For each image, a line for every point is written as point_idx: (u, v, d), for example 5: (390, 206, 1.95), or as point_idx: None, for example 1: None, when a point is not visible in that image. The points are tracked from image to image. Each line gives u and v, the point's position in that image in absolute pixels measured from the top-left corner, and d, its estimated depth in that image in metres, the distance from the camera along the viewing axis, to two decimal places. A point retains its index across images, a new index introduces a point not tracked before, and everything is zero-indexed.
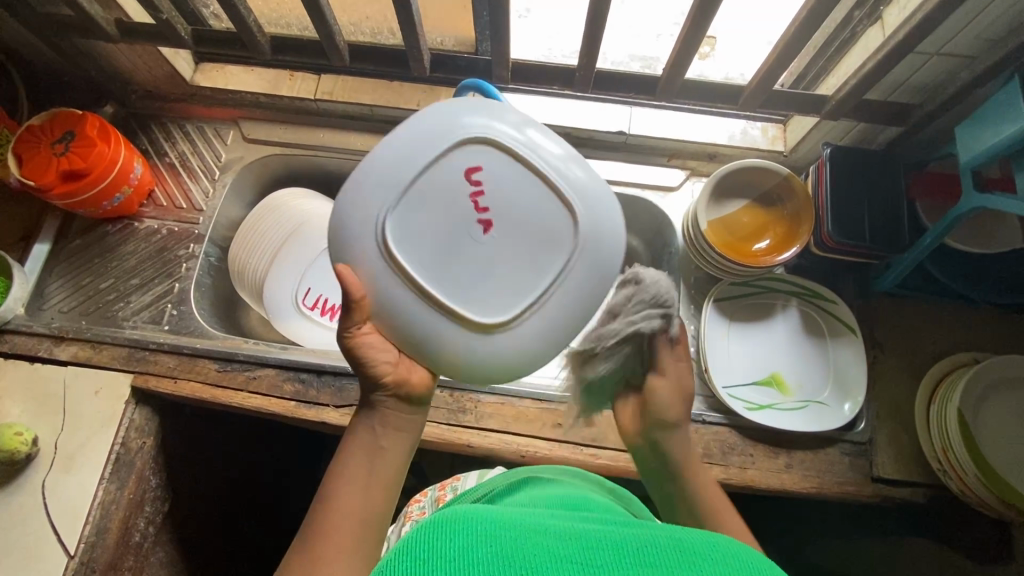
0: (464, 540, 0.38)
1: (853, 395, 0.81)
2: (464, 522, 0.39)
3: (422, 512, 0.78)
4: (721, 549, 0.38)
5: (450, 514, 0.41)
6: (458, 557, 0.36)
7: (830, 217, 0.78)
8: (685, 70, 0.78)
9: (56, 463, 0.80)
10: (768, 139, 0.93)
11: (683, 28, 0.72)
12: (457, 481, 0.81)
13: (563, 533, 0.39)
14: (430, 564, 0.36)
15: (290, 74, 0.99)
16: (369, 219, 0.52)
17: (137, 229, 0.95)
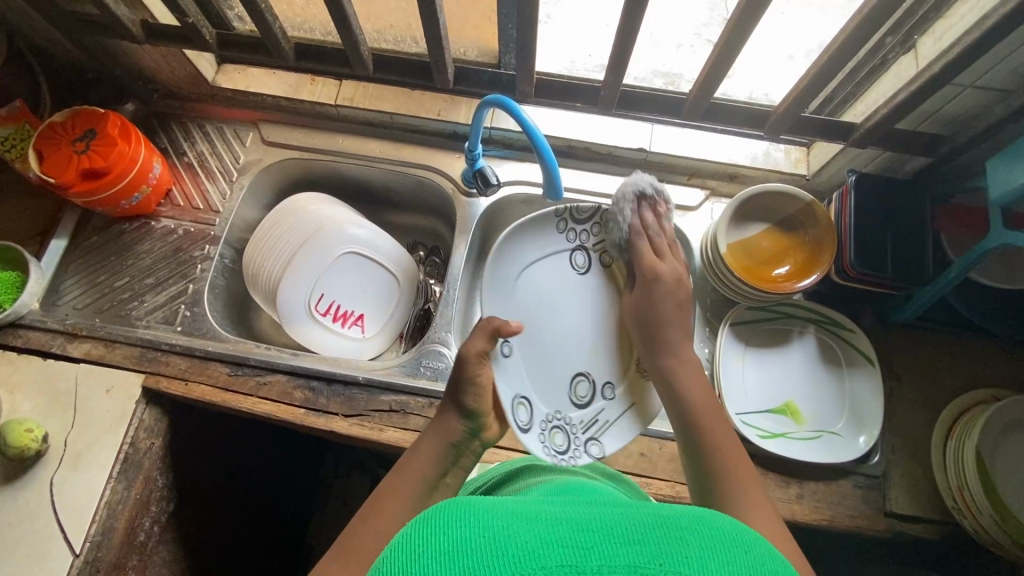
0: (451, 531, 0.35)
1: (869, 427, 0.79)
2: (452, 511, 0.37)
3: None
4: (709, 524, 0.36)
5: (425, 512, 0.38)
6: (445, 549, 0.34)
7: (852, 246, 0.77)
8: (712, 92, 0.77)
9: (65, 461, 0.80)
10: (791, 162, 0.92)
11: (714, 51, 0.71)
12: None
13: (552, 516, 0.37)
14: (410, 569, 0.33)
15: (312, 79, 0.99)
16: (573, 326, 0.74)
17: (154, 228, 0.95)
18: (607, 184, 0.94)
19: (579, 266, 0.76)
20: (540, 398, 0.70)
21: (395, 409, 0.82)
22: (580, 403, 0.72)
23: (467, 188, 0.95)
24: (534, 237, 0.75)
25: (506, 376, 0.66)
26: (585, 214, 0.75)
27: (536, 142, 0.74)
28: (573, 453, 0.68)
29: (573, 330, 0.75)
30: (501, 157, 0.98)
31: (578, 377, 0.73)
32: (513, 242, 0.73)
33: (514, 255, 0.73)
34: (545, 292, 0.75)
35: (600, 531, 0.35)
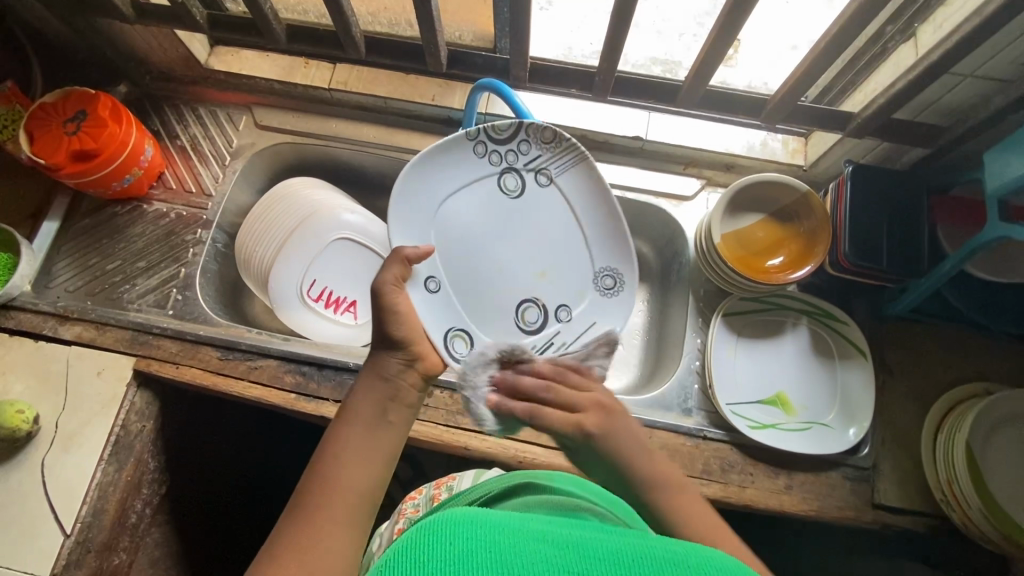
0: (460, 545, 0.38)
1: (860, 419, 0.79)
2: (464, 526, 0.39)
3: (415, 511, 0.77)
4: (707, 559, 0.38)
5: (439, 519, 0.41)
6: (453, 561, 0.37)
7: (848, 237, 0.77)
8: (708, 79, 0.76)
9: (56, 443, 0.80)
10: (788, 152, 0.91)
11: (709, 37, 0.70)
12: (452, 480, 0.79)
13: (556, 537, 0.39)
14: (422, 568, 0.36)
15: (305, 62, 0.97)
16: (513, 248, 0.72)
17: (146, 212, 0.95)
18: (602, 172, 0.93)
19: (511, 189, 0.72)
20: (486, 328, 0.71)
21: None
22: (531, 325, 0.73)
23: None
24: (450, 163, 0.70)
25: (434, 311, 0.67)
26: (505, 133, 0.71)
27: (529, 128, 0.73)
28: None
29: (517, 251, 0.73)
30: None
31: (526, 302, 0.73)
32: (432, 167, 0.69)
33: (424, 191, 0.69)
34: (477, 217, 0.72)
35: (605, 562, 0.37)
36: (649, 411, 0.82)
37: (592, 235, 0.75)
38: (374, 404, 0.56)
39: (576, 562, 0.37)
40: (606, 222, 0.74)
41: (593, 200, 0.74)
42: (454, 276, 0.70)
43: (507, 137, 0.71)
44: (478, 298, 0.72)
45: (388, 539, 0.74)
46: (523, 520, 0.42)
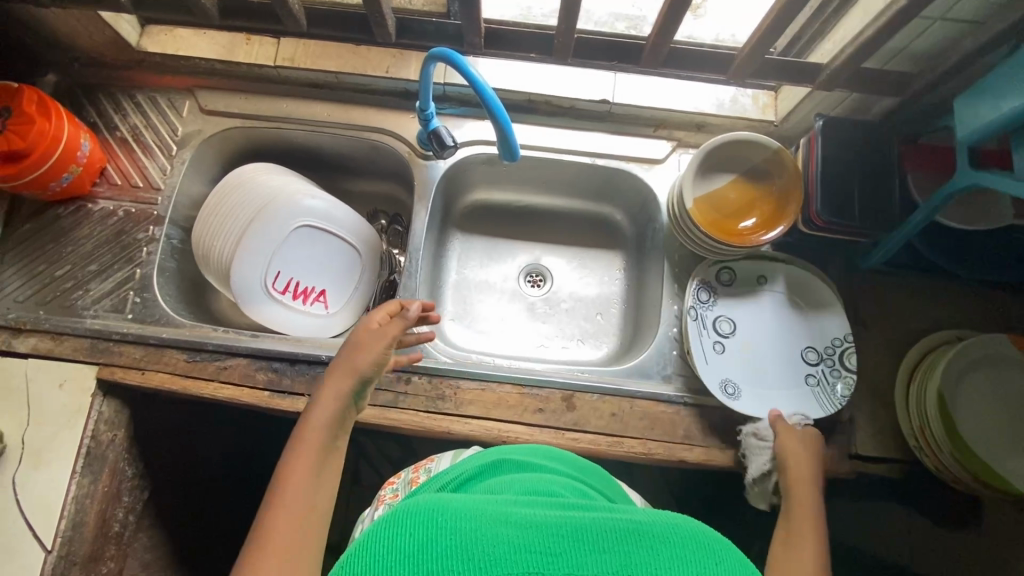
0: (418, 532, 0.38)
1: (840, 378, 0.79)
2: (420, 514, 0.40)
3: (394, 496, 0.77)
4: (673, 529, 0.40)
5: (408, 510, 0.41)
6: (415, 544, 0.38)
7: (820, 195, 0.75)
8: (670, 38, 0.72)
9: (24, 460, 0.78)
10: (759, 107, 0.88)
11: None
12: (429, 463, 0.80)
13: (521, 519, 0.40)
14: (385, 563, 0.37)
15: (246, 38, 0.91)
16: (782, 373, 0.81)
17: (91, 211, 0.89)
18: (572, 140, 0.91)
19: (724, 331, 0.82)
20: (779, 380, 0.81)
21: None
22: (850, 371, 0.79)
23: (423, 151, 0.91)
24: (784, 344, 0.83)
25: (744, 366, 0.81)
26: (726, 326, 0.83)
27: (485, 98, 0.69)
28: (805, 375, 0.81)
29: (783, 374, 0.81)
30: (457, 115, 0.93)
31: (808, 351, 0.82)
32: (807, 320, 0.83)
33: (770, 345, 0.82)
34: (787, 356, 0.82)
35: (566, 536, 0.39)
36: (631, 382, 0.82)
37: (791, 354, 0.82)
38: (329, 404, 0.64)
39: (532, 535, 0.38)
40: (815, 320, 0.83)
41: (794, 336, 0.83)
42: (746, 333, 0.83)
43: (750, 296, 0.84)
44: (768, 353, 0.82)
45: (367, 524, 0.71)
46: (484, 503, 0.43)
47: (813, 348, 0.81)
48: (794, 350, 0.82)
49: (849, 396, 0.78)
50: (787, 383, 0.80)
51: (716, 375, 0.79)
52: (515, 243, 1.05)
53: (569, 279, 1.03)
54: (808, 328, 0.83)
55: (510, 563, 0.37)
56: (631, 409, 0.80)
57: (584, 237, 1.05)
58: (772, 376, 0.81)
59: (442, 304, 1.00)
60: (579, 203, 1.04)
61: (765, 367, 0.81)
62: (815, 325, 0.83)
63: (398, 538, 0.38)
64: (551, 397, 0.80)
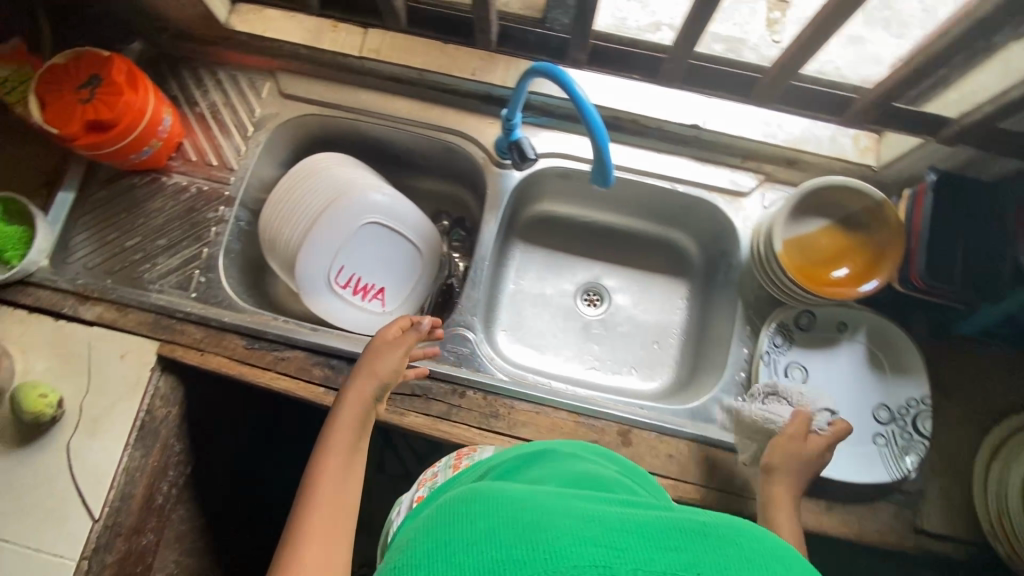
0: (474, 520, 0.35)
1: (916, 447, 0.75)
2: (477, 505, 0.37)
3: (434, 479, 0.68)
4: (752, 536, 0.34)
5: (466, 503, 0.38)
6: (472, 534, 0.35)
7: (923, 254, 0.71)
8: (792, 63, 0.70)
9: (81, 426, 0.79)
10: (858, 150, 0.83)
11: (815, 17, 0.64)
12: (473, 451, 0.72)
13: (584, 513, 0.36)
14: (440, 554, 0.34)
15: (334, 25, 0.89)
16: (849, 430, 0.77)
17: (165, 185, 0.89)
18: (655, 163, 0.87)
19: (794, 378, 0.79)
20: (845, 437, 0.77)
21: (417, 394, 0.79)
22: (923, 436, 0.75)
23: (501, 159, 0.89)
24: (854, 400, 0.78)
25: None
26: (795, 373, 0.79)
27: (586, 114, 0.65)
28: (874, 436, 0.76)
29: (850, 431, 0.77)
30: (537, 124, 0.90)
31: (880, 411, 0.77)
32: (882, 379, 0.79)
33: (840, 400, 0.78)
34: (857, 413, 0.78)
35: (628, 530, 0.34)
36: (691, 423, 0.79)
37: (861, 411, 0.78)
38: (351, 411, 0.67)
39: (595, 528, 0.34)
40: (890, 380, 0.78)
41: (867, 393, 0.78)
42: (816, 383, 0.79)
43: (824, 346, 0.80)
44: (836, 408, 0.78)
45: (408, 508, 0.67)
46: (546, 497, 0.39)
47: (886, 409, 0.77)
48: (865, 408, 0.78)
49: (916, 465, 0.74)
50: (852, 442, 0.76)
51: None
52: (576, 260, 1.02)
53: (629, 302, 1.00)
54: (883, 387, 0.78)
55: (573, 556, 0.31)
56: (688, 452, 0.77)
57: (649, 260, 1.01)
58: (837, 432, 0.77)
59: (497, 315, 0.98)
60: (648, 225, 1.00)
61: (833, 421, 0.77)
62: (890, 385, 0.78)
63: (451, 529, 0.35)
64: (607, 430, 0.77)
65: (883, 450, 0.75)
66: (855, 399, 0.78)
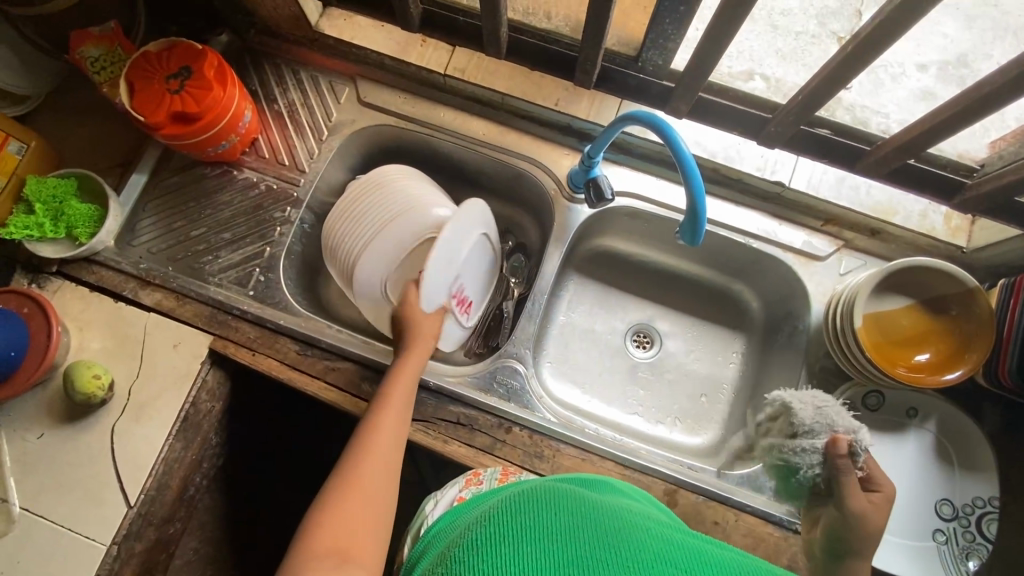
0: (561, 523, 0.44)
1: (979, 550, 0.71)
2: (564, 509, 0.46)
3: (479, 484, 0.67)
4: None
5: (553, 501, 0.47)
6: (559, 529, 0.43)
7: (1016, 353, 0.68)
8: (921, 138, 0.66)
9: (127, 411, 0.79)
10: (949, 228, 0.80)
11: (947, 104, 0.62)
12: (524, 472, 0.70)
13: (652, 538, 0.44)
14: (531, 537, 0.43)
15: (423, 40, 0.89)
16: (911, 524, 0.73)
17: (235, 178, 0.90)
18: (731, 216, 0.84)
19: None
20: (907, 531, 0.73)
21: (463, 423, 0.77)
22: (987, 538, 0.71)
23: (572, 192, 0.87)
24: (917, 491, 0.74)
25: None
26: None
27: (687, 172, 0.63)
28: (936, 533, 0.72)
29: (912, 525, 0.73)
30: (613, 161, 0.88)
31: (943, 505, 0.73)
32: (948, 471, 0.75)
33: (902, 488, 0.74)
34: (919, 503, 0.74)
35: (690, 556, 0.42)
36: (740, 491, 0.76)
37: (925, 503, 0.74)
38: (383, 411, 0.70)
39: (663, 549, 0.42)
40: (955, 474, 0.74)
41: (931, 484, 0.74)
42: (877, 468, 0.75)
43: (887, 430, 0.76)
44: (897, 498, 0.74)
45: (446, 504, 0.66)
46: (617, 515, 0.47)
47: (952, 505, 0.73)
48: (928, 501, 0.74)
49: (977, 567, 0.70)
50: (913, 538, 0.72)
51: None
52: (630, 299, 1.00)
53: (682, 350, 0.97)
54: (947, 480, 0.74)
55: (647, 565, 0.40)
56: (735, 521, 0.74)
57: (706, 309, 0.98)
58: (898, 524, 0.73)
59: (544, 346, 0.96)
60: (710, 274, 0.97)
61: (893, 513, 0.73)
62: (955, 478, 0.74)
63: (543, 519, 0.44)
64: (653, 487, 0.75)
65: (944, 549, 0.72)
66: (918, 492, 0.74)
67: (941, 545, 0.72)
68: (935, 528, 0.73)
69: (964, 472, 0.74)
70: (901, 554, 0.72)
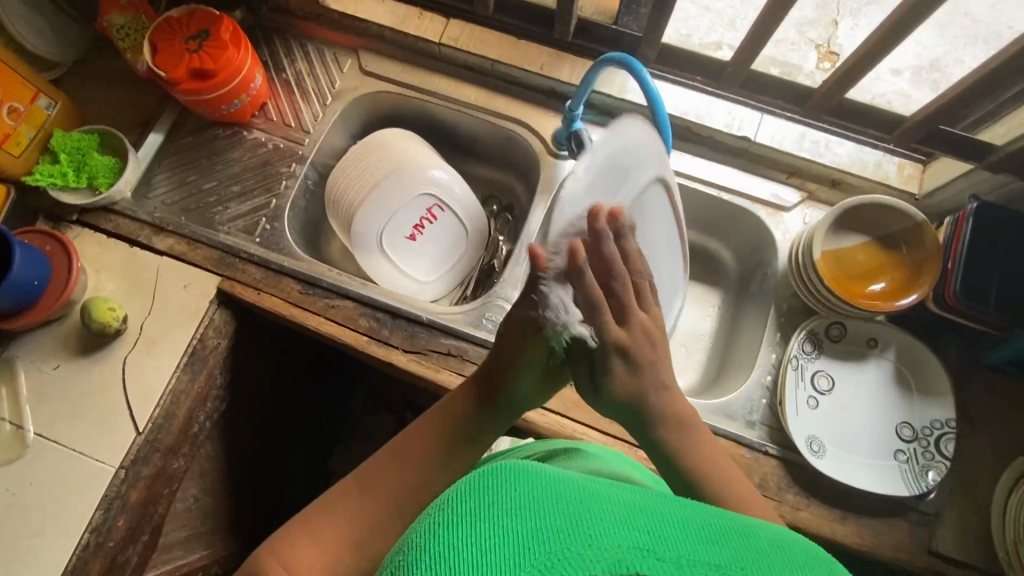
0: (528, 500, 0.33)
1: (938, 465, 0.76)
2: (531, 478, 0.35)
3: None
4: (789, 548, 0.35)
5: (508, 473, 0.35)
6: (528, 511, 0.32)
7: (960, 275, 0.73)
8: (863, 67, 0.73)
9: (139, 345, 0.84)
10: (903, 177, 0.87)
11: (876, 31, 0.69)
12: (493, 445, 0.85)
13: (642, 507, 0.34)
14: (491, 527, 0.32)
15: (420, 14, 0.97)
16: (871, 445, 0.78)
17: (245, 138, 0.97)
18: (703, 169, 0.91)
19: (820, 388, 0.81)
20: (867, 451, 0.78)
21: (454, 354, 0.83)
22: (946, 456, 0.76)
23: (557, 149, 0.94)
24: (877, 415, 0.80)
25: (832, 428, 0.79)
26: (821, 384, 0.81)
27: (654, 109, 0.71)
28: (896, 453, 0.77)
29: (871, 446, 0.78)
30: (596, 122, 0.95)
31: (902, 428, 0.79)
32: (905, 397, 0.80)
33: (862, 413, 0.80)
34: (877, 426, 0.79)
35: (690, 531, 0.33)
36: (713, 416, 0.81)
37: (884, 426, 0.79)
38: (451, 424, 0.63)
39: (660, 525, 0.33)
40: (912, 399, 0.80)
41: (888, 410, 0.80)
42: (838, 394, 0.81)
43: (849, 360, 0.82)
44: (857, 422, 0.80)
45: None
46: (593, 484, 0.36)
47: (910, 427, 0.78)
48: (886, 424, 0.79)
49: (937, 482, 0.74)
50: (873, 457, 0.78)
51: (800, 428, 0.78)
52: None
53: None
54: (905, 405, 0.80)
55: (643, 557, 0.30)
56: (709, 444, 0.79)
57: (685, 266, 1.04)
58: (858, 444, 0.78)
59: None
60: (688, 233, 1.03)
61: (853, 435, 0.79)
62: (912, 404, 0.80)
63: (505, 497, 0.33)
64: None
65: (905, 467, 0.76)
66: (878, 417, 0.80)
67: (902, 464, 0.77)
68: (894, 449, 0.78)
69: (921, 397, 0.80)
70: (864, 472, 0.76)
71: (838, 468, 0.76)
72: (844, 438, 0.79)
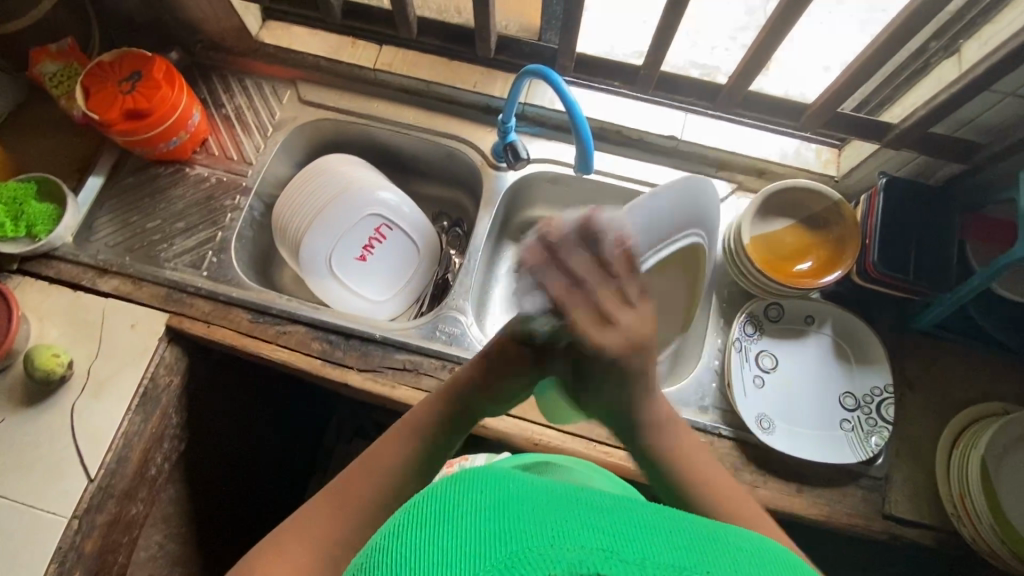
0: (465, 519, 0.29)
1: (881, 430, 0.79)
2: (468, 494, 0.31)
3: None
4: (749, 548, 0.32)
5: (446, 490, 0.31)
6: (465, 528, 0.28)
7: (877, 246, 0.77)
8: (763, 62, 0.78)
9: (87, 389, 0.83)
10: (821, 162, 0.92)
11: (768, 23, 0.74)
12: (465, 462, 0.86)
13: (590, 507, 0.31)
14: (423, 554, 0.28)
15: (353, 42, 1.01)
16: (817, 417, 0.81)
17: (188, 175, 0.97)
18: (637, 169, 0.95)
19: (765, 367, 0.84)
20: (814, 423, 0.81)
21: (408, 368, 0.84)
22: (886, 420, 0.79)
23: (496, 161, 0.97)
24: (821, 388, 0.83)
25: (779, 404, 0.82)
26: (766, 363, 0.84)
27: (574, 117, 0.75)
28: (842, 423, 0.81)
29: (818, 418, 0.81)
30: (532, 133, 0.99)
31: (846, 398, 0.82)
32: (845, 368, 0.84)
33: (806, 387, 0.84)
34: (822, 399, 0.83)
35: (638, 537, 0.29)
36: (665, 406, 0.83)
37: (828, 398, 0.83)
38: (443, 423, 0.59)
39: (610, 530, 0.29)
40: (852, 370, 0.84)
41: (831, 382, 0.84)
42: (783, 371, 0.84)
43: (789, 339, 0.86)
44: (803, 397, 0.83)
45: None
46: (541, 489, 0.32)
47: (853, 397, 0.82)
48: (830, 396, 0.83)
49: (880, 446, 0.78)
50: (822, 429, 0.80)
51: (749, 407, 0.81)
52: None
53: None
54: (846, 376, 0.83)
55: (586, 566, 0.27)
56: None
57: None
58: (806, 418, 0.81)
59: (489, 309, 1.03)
60: None
61: (801, 409, 0.82)
62: (853, 374, 0.83)
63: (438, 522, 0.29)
64: None
65: (852, 436, 0.79)
66: (822, 391, 0.83)
67: (848, 433, 0.80)
68: (841, 419, 0.81)
69: (860, 367, 0.83)
70: (813, 444, 0.79)
71: (789, 444, 0.79)
72: (792, 413, 0.82)
